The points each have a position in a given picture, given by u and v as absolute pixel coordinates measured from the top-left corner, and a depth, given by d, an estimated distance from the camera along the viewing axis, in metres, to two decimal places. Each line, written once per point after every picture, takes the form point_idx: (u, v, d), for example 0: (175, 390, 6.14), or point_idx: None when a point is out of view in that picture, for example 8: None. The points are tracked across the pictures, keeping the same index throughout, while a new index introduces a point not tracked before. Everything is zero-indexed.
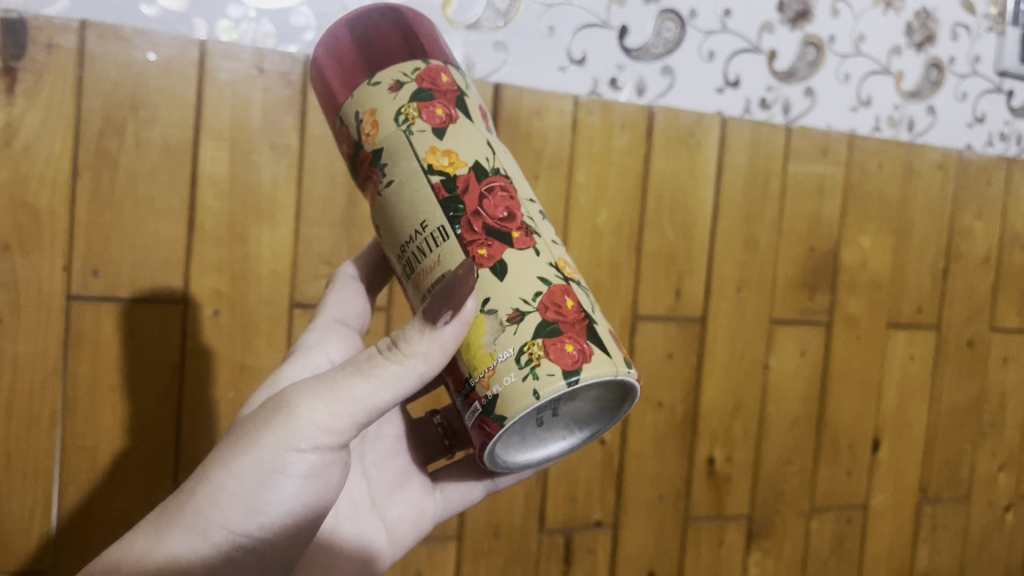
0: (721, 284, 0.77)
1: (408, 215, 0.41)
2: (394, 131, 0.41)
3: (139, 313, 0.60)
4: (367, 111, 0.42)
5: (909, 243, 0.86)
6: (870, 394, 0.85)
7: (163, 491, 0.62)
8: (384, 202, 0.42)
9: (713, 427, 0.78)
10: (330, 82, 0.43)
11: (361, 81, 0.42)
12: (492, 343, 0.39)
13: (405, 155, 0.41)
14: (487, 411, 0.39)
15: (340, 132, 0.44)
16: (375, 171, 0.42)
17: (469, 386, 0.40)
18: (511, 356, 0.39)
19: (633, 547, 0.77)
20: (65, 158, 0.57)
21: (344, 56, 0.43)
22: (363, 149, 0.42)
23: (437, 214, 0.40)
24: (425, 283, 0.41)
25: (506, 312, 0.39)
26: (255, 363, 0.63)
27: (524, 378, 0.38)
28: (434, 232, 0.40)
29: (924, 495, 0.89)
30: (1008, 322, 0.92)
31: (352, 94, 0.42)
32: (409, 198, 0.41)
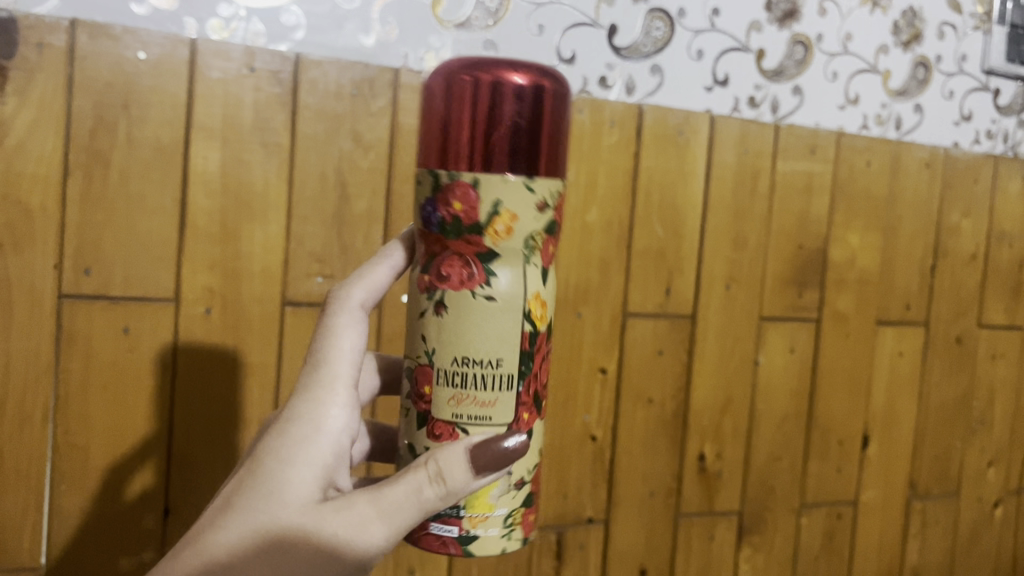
0: (710, 282, 0.77)
1: (487, 343, 0.44)
2: (519, 248, 0.45)
3: (130, 311, 0.60)
4: (509, 211, 0.44)
5: (897, 240, 0.86)
6: (859, 390, 0.86)
7: (155, 487, 0.62)
8: (466, 307, 0.44)
9: (703, 424, 0.79)
10: (477, 142, 0.43)
11: (513, 171, 0.44)
12: (495, 497, 0.45)
13: (518, 287, 0.44)
14: (462, 541, 0.45)
15: (463, 191, 0.44)
16: (479, 270, 0.44)
17: (456, 510, 0.45)
18: (502, 515, 0.46)
19: (624, 544, 0.77)
20: (56, 156, 0.57)
21: (511, 125, 0.43)
22: (480, 235, 0.44)
23: (513, 365, 0.44)
24: (463, 408, 0.44)
25: (516, 478, 0.46)
26: (247, 361, 0.64)
27: (501, 536, 0.46)
28: (502, 377, 0.44)
29: (912, 491, 0.90)
30: (995, 318, 0.93)
31: (506, 179, 0.43)
32: (496, 329, 0.44)
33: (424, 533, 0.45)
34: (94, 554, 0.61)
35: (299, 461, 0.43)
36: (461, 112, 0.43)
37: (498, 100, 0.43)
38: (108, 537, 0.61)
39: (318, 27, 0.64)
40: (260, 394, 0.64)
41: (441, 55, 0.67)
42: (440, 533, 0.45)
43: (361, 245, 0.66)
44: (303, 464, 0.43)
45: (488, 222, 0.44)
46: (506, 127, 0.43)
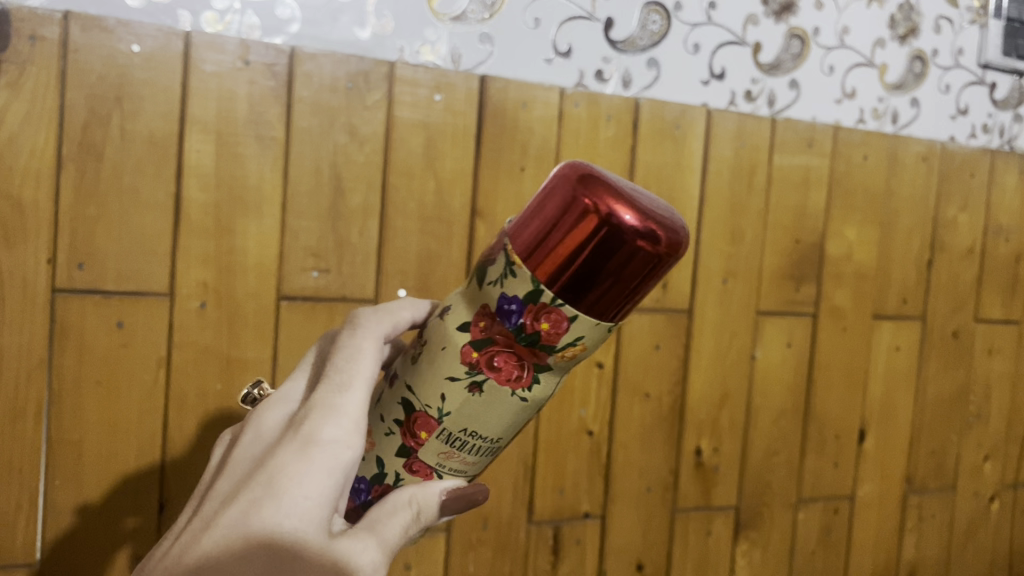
0: (707, 276, 0.77)
1: (501, 425, 0.43)
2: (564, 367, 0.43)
3: (125, 305, 0.60)
4: (583, 345, 0.41)
5: (894, 234, 0.86)
6: (855, 385, 0.86)
7: (151, 482, 0.62)
8: (500, 400, 0.42)
9: (700, 419, 0.78)
10: (593, 283, 0.40)
11: (607, 315, 0.41)
12: None
13: (548, 394, 0.44)
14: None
15: (556, 318, 0.40)
16: (528, 374, 0.42)
17: None
18: None
19: (621, 539, 0.77)
20: (48, 150, 0.57)
21: (634, 276, 0.40)
22: (546, 353, 0.41)
23: (507, 442, 0.45)
24: (447, 464, 0.44)
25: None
26: (242, 356, 0.63)
27: None
28: (493, 451, 0.45)
29: (909, 485, 0.90)
30: (992, 312, 0.93)
31: (598, 323, 0.41)
32: (513, 420, 0.43)
33: None
34: (87, 550, 0.61)
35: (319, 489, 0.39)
36: (586, 246, 0.39)
37: (630, 254, 0.39)
38: (102, 533, 0.61)
39: (313, 20, 0.63)
40: None
41: (437, 49, 0.67)
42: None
43: (356, 239, 0.66)
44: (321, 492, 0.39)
45: (562, 347, 0.41)
46: (627, 278, 0.40)
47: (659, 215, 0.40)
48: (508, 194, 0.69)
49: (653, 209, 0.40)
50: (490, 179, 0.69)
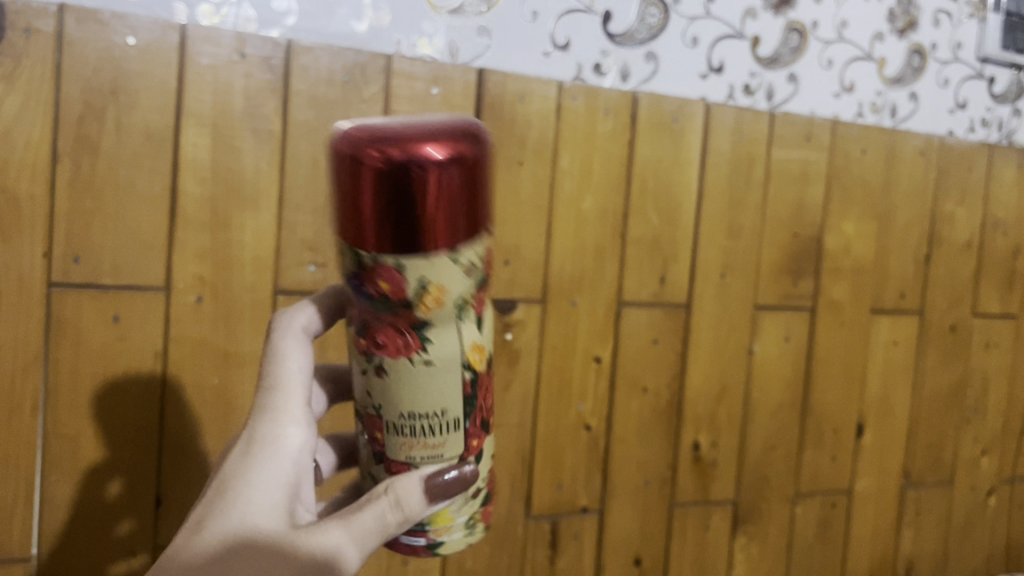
0: (705, 270, 0.77)
1: (431, 394, 0.42)
2: (450, 311, 0.41)
3: (120, 300, 0.59)
4: (438, 286, 0.39)
5: (892, 228, 0.86)
6: (853, 379, 0.86)
7: (148, 477, 0.62)
8: (405, 375, 0.41)
9: (698, 413, 0.78)
10: (414, 222, 0.37)
11: (448, 242, 0.38)
12: (456, 509, 0.44)
13: (456, 343, 0.42)
14: (431, 549, 0.44)
15: (388, 274, 0.39)
16: (415, 336, 0.41)
17: (419, 525, 0.44)
18: (462, 519, 0.45)
19: (619, 533, 0.77)
20: (44, 144, 0.56)
21: (446, 189, 0.37)
22: (411, 310, 0.40)
23: (460, 408, 0.43)
24: (416, 452, 0.43)
25: (472, 489, 0.45)
26: (238, 350, 0.63)
27: (466, 534, 0.45)
28: (451, 423, 0.43)
29: (907, 479, 0.90)
30: (989, 307, 0.93)
31: (432, 258, 0.38)
32: (441, 383, 0.42)
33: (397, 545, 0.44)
34: (84, 547, 0.60)
35: (264, 494, 0.42)
36: (383, 201, 0.37)
37: (419, 182, 0.36)
38: (98, 529, 0.61)
39: (309, 13, 0.63)
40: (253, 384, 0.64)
41: (434, 42, 0.67)
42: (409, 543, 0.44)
43: None
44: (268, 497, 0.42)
45: (415, 296, 0.39)
46: (438, 196, 0.37)
47: (434, 136, 0.37)
48: (506, 188, 0.69)
49: (423, 129, 0.38)
50: None
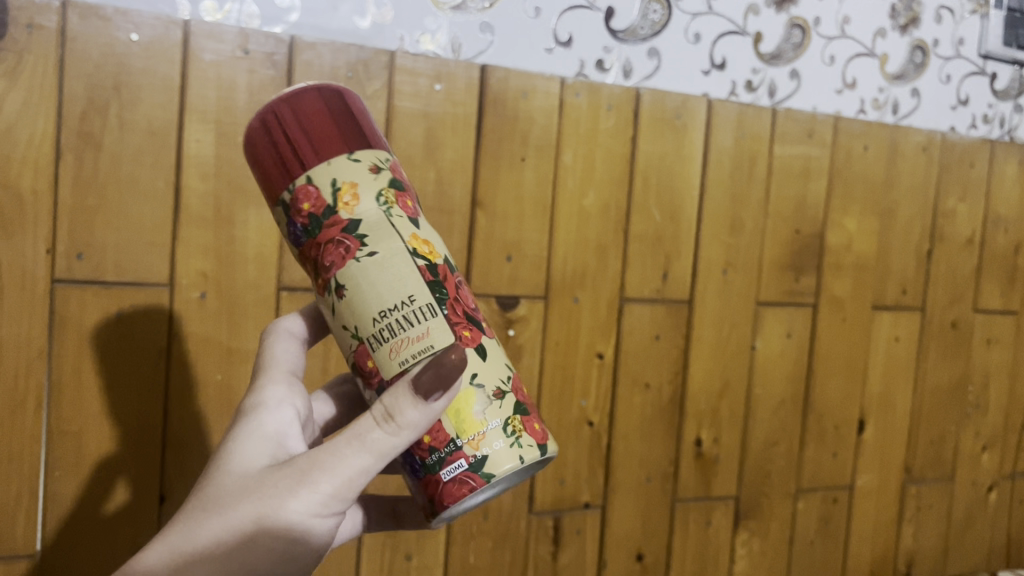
0: (708, 267, 0.77)
1: (389, 284, 0.40)
2: (376, 209, 0.41)
3: (124, 296, 0.59)
4: (349, 181, 0.41)
5: (894, 224, 0.86)
6: (855, 375, 0.86)
7: (151, 473, 0.62)
8: (360, 278, 0.40)
9: (700, 409, 0.79)
10: (305, 139, 0.41)
11: (345, 141, 0.41)
12: (481, 412, 0.41)
13: (393, 231, 0.41)
14: (478, 469, 0.41)
15: (303, 192, 0.41)
16: (351, 238, 0.40)
17: (451, 446, 0.41)
18: (498, 425, 0.42)
19: (621, 529, 0.77)
20: (47, 140, 0.56)
21: (334, 102, 0.41)
22: (335, 215, 0.40)
23: (430, 294, 0.41)
24: (405, 353, 0.40)
25: (492, 388, 0.42)
26: (241, 346, 0.63)
27: (511, 445, 0.41)
28: (425, 309, 0.41)
29: (908, 475, 0.90)
30: (990, 303, 0.93)
31: (330, 162, 0.40)
32: (394, 271, 0.40)
33: (440, 487, 0.41)
34: (88, 543, 0.60)
35: (248, 454, 0.42)
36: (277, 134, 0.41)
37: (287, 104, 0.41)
38: (103, 524, 0.61)
39: (312, 9, 0.63)
40: None
41: (437, 38, 0.67)
42: (453, 475, 0.41)
43: None
44: (253, 456, 0.42)
45: (334, 200, 0.40)
46: (327, 108, 0.41)
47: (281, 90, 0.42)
48: (509, 184, 0.69)
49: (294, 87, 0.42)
50: (491, 169, 0.68)
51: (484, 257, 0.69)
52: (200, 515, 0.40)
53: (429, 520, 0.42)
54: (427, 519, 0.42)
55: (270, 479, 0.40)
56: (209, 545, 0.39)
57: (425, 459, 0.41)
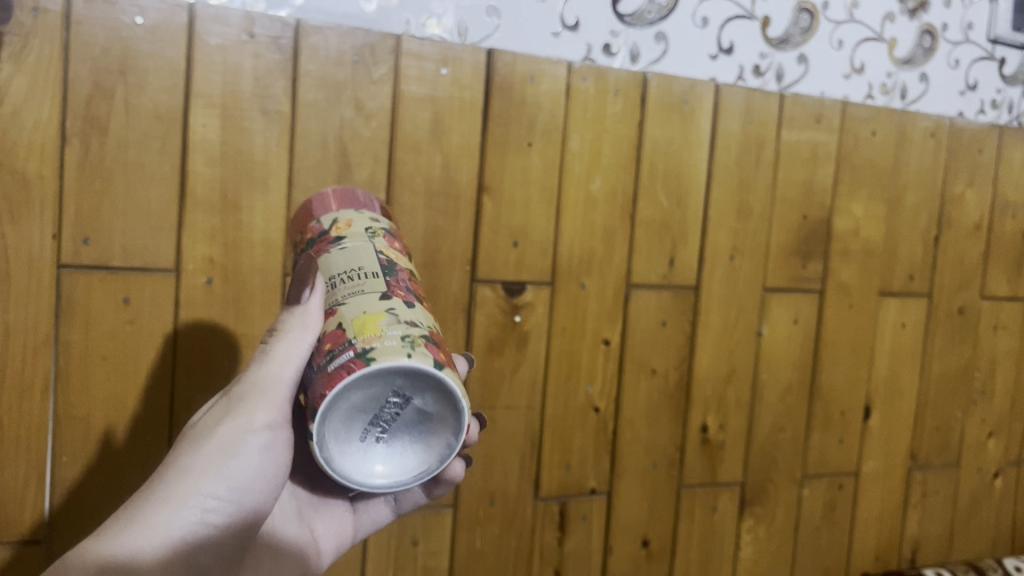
0: (714, 252, 0.77)
1: (345, 260, 0.43)
2: (359, 230, 0.46)
3: (131, 282, 0.59)
4: (347, 218, 0.47)
5: (901, 211, 0.85)
6: (861, 361, 0.85)
7: (159, 458, 0.62)
8: (323, 261, 0.44)
9: (706, 394, 0.79)
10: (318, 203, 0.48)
11: (353, 204, 0.48)
12: (385, 323, 0.40)
13: (367, 240, 0.45)
14: (362, 354, 0.39)
15: (310, 228, 0.47)
16: (326, 242, 0.45)
17: (345, 343, 0.40)
18: (398, 333, 0.40)
19: (627, 514, 0.77)
20: (52, 125, 0.56)
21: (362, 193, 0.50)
22: (326, 235, 0.46)
23: (377, 267, 0.43)
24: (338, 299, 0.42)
25: (405, 317, 0.41)
26: (249, 332, 0.63)
27: (403, 345, 0.39)
28: (368, 272, 0.43)
29: (913, 461, 0.90)
30: (997, 290, 0.92)
31: (334, 209, 0.47)
32: (353, 254, 0.44)
33: (327, 379, 0.39)
34: (96, 528, 0.60)
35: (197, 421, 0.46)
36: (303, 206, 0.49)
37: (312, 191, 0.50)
38: (111, 510, 0.61)
39: None
40: None
41: (443, 22, 0.66)
42: (338, 363, 0.39)
43: None
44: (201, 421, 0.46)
45: (330, 227, 0.46)
46: (347, 192, 0.49)
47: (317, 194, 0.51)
48: (515, 170, 0.69)
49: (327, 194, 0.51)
50: (498, 154, 0.68)
51: (490, 245, 0.69)
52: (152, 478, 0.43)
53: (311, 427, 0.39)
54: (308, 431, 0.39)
55: (205, 424, 0.44)
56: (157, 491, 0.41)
57: (321, 365, 0.41)
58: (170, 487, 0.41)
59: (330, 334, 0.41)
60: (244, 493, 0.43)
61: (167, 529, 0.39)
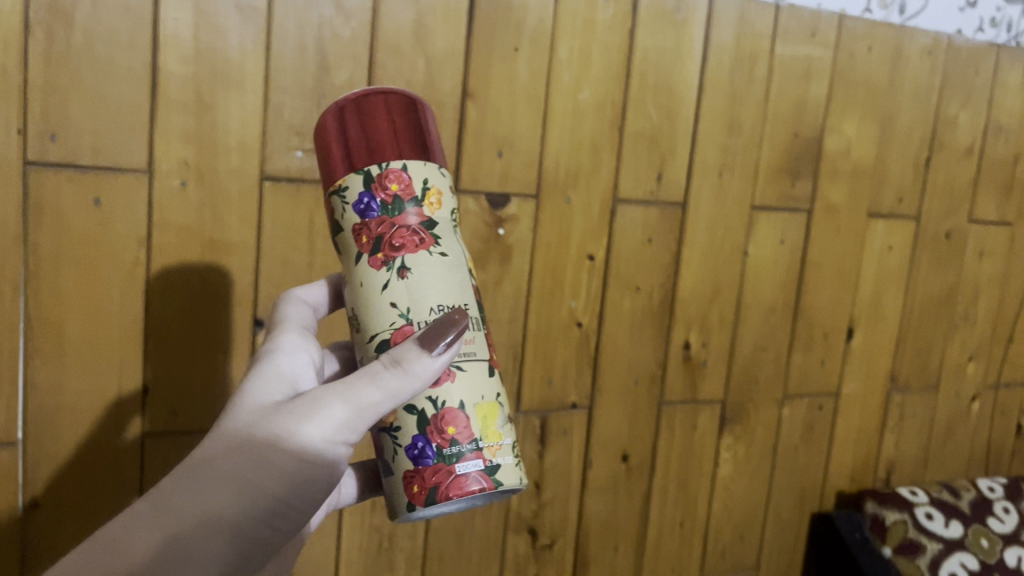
0: (703, 169, 0.76)
1: (455, 286, 0.45)
2: (448, 220, 0.46)
3: (102, 182, 0.57)
4: (437, 188, 0.46)
5: (893, 132, 0.84)
6: (846, 283, 0.85)
7: (133, 362, 0.61)
8: (426, 264, 0.44)
9: (690, 312, 0.78)
10: (401, 130, 0.44)
11: (435, 156, 0.46)
12: (500, 425, 0.46)
13: (459, 249, 0.47)
14: (491, 472, 0.44)
15: (395, 174, 0.44)
16: (428, 235, 0.45)
17: (473, 444, 0.44)
18: (508, 439, 0.46)
19: (607, 430, 0.77)
20: (14, 14, 0.53)
21: (428, 121, 0.47)
22: (419, 207, 0.45)
23: (478, 310, 0.47)
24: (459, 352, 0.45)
25: (506, 409, 0.47)
26: (225, 239, 0.62)
27: (514, 461, 0.46)
28: (477, 319, 0.46)
29: (893, 384, 0.91)
30: (986, 214, 0.91)
31: (425, 163, 0.45)
32: (457, 275, 0.45)
33: (451, 473, 0.43)
34: (70, 428, 0.60)
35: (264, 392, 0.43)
36: (383, 118, 0.44)
37: (394, 96, 0.45)
38: (86, 413, 0.60)
39: None
40: (240, 272, 0.63)
41: None
42: (469, 470, 0.44)
43: None
44: (268, 391, 0.43)
45: (423, 196, 0.45)
46: (423, 124, 0.46)
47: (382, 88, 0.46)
48: (501, 77, 0.66)
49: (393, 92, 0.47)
50: (483, 60, 0.66)
51: (474, 154, 0.67)
52: (212, 440, 0.40)
53: (415, 507, 0.44)
54: (412, 508, 0.44)
55: (285, 405, 0.41)
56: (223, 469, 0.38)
57: (441, 449, 0.44)
58: (240, 476, 0.38)
59: (449, 411, 0.44)
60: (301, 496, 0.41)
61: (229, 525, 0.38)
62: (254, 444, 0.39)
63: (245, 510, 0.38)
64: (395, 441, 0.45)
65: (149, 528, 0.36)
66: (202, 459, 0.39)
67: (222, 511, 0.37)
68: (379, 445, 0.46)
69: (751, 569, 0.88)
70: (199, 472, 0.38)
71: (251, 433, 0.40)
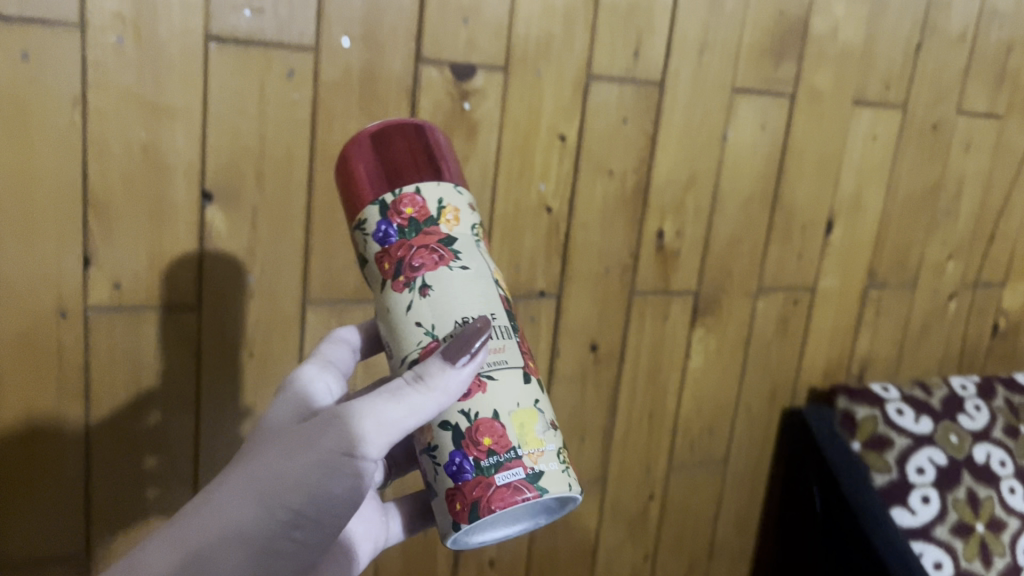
0: (682, 46, 0.71)
1: (479, 298, 0.44)
2: (468, 234, 0.45)
3: (28, 35, 0.52)
4: (453, 205, 0.45)
5: (885, 14, 0.79)
6: (827, 174, 0.82)
7: (73, 236, 0.57)
8: (448, 280, 0.43)
9: (665, 199, 0.75)
10: (407, 154, 0.44)
11: (447, 172, 0.46)
12: (540, 431, 0.44)
13: (482, 262, 0.45)
14: (534, 479, 0.42)
15: (408, 198, 0.44)
16: (447, 251, 0.44)
17: (513, 453, 0.42)
18: (553, 447, 0.44)
19: (575, 319, 0.75)
20: None
21: (443, 145, 0.47)
22: (436, 226, 0.44)
23: (507, 318, 0.45)
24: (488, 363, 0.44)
25: (550, 417, 0.45)
26: (168, 105, 0.57)
27: (562, 468, 0.44)
28: (504, 326, 0.45)
29: (870, 281, 0.89)
30: (975, 106, 0.88)
31: (437, 182, 0.45)
32: (481, 286, 0.44)
33: (493, 486, 0.42)
34: (6, 304, 0.56)
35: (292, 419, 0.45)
36: (390, 147, 0.44)
37: (395, 125, 0.45)
38: (23, 288, 0.56)
39: None
40: (184, 142, 0.58)
41: None
42: (508, 480, 0.42)
43: None
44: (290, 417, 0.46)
45: (438, 213, 0.44)
46: (431, 142, 0.46)
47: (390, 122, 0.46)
48: None
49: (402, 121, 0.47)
50: None
51: (437, 20, 0.62)
52: (239, 461, 0.43)
53: (460, 526, 0.42)
54: (457, 527, 0.42)
55: (307, 424, 0.43)
56: (242, 484, 0.41)
57: (479, 462, 0.42)
58: (258, 489, 0.41)
59: (483, 422, 0.43)
60: (327, 509, 0.42)
61: (248, 537, 0.40)
62: (269, 460, 0.41)
63: (265, 523, 0.40)
64: (434, 460, 0.44)
65: (169, 547, 0.39)
66: (224, 478, 0.42)
67: (238, 522, 0.40)
68: (424, 469, 0.45)
69: (720, 464, 0.88)
70: (220, 488, 0.41)
71: (269, 450, 0.42)
